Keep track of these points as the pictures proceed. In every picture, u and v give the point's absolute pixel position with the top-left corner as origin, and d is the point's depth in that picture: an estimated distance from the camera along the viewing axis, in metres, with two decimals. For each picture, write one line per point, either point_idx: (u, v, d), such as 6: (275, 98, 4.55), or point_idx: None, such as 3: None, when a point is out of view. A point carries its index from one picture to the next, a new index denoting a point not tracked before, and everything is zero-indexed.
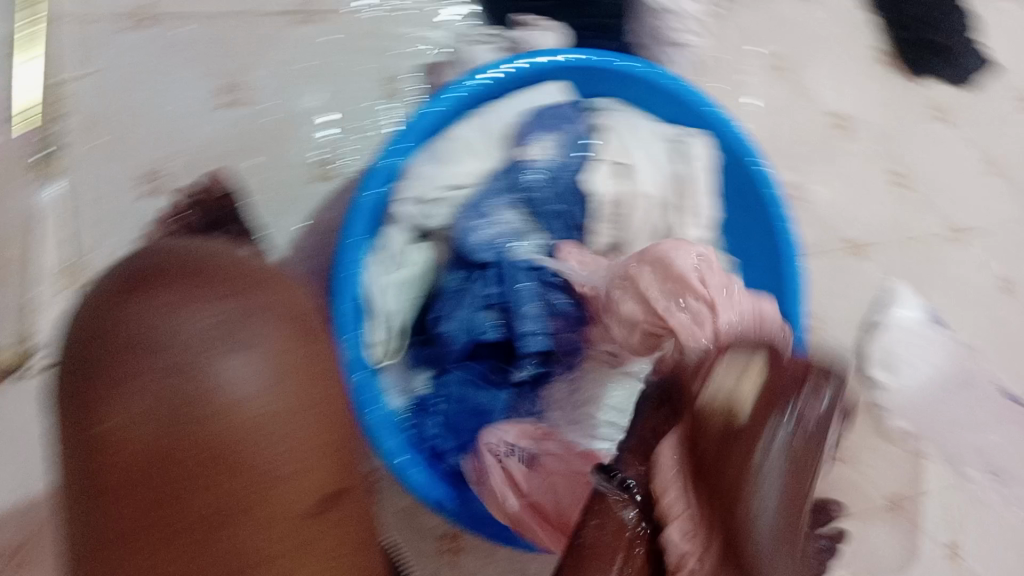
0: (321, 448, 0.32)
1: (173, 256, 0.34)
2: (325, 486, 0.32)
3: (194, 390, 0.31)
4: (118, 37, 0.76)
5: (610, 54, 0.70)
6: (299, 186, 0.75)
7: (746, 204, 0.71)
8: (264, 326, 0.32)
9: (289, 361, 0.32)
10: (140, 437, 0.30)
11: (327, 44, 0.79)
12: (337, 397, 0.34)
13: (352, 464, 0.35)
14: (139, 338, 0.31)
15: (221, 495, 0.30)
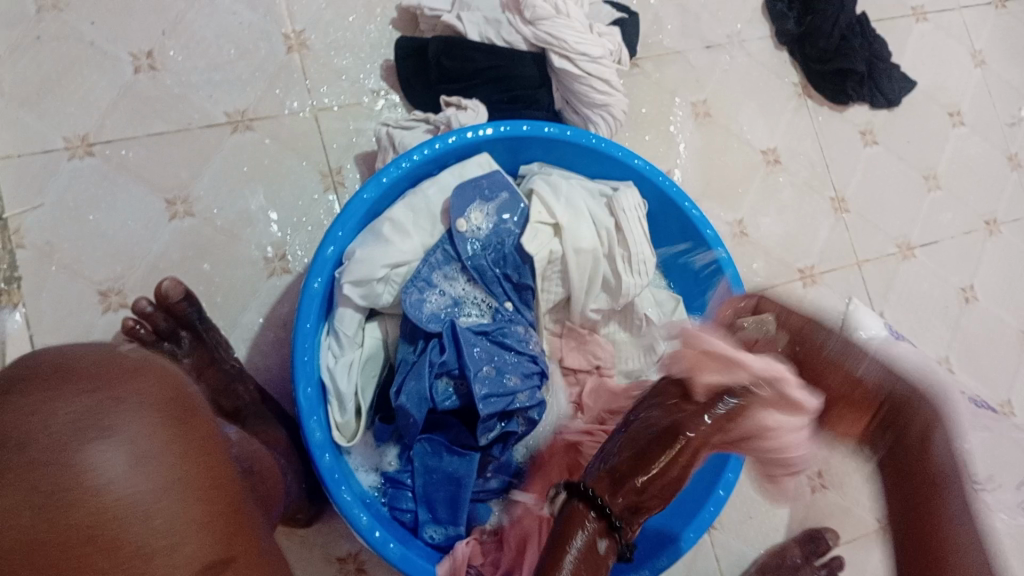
0: (198, 524, 0.39)
1: (38, 361, 0.40)
2: (207, 554, 0.39)
3: (65, 477, 0.36)
4: (54, 164, 0.76)
5: (537, 124, 0.75)
6: (256, 281, 0.79)
7: (683, 241, 0.81)
8: (133, 415, 0.39)
9: (154, 447, 0.39)
10: (13, 529, 0.35)
11: (266, 147, 0.81)
12: (215, 471, 0.42)
13: (238, 529, 0.42)
14: (2, 440, 0.36)
15: (105, 567, 0.36)
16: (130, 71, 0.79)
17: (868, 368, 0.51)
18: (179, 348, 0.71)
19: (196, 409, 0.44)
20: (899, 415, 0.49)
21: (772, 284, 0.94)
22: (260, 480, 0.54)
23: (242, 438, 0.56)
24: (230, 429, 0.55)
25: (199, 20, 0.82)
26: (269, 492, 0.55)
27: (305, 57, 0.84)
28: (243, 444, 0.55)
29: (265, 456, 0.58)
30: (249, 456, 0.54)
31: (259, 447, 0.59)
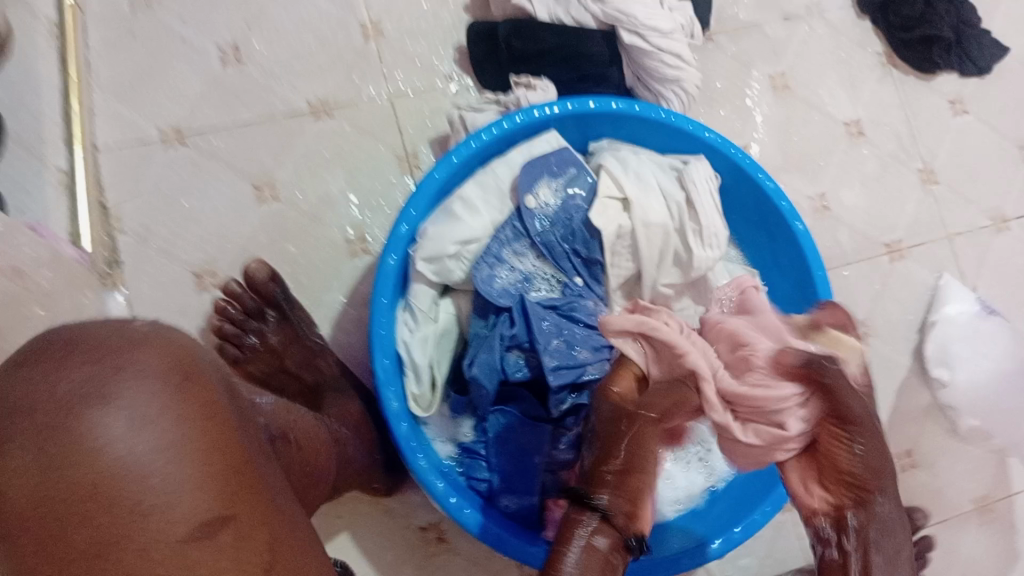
0: (241, 485, 0.39)
1: (53, 331, 0.39)
2: (247, 518, 0.38)
3: (70, 432, 0.35)
4: (149, 154, 0.81)
5: (607, 99, 0.76)
6: (338, 261, 0.82)
7: (762, 215, 0.80)
8: (128, 375, 0.37)
9: (161, 410, 0.37)
10: (29, 479, 0.34)
11: (345, 132, 0.84)
12: (240, 447, 0.40)
13: (260, 481, 0.41)
14: (34, 392, 0.35)
15: (101, 526, 0.34)
16: (217, 64, 0.84)
17: (862, 466, 0.46)
18: (266, 325, 0.75)
19: (229, 380, 0.44)
20: (869, 527, 0.45)
21: (855, 259, 0.92)
22: (295, 449, 0.54)
23: (276, 407, 0.55)
24: (261, 398, 0.54)
25: (281, 12, 0.86)
26: (307, 460, 0.56)
27: (382, 45, 0.87)
28: (276, 410, 0.55)
29: (308, 426, 0.59)
30: (285, 424, 0.55)
31: (295, 418, 0.58)
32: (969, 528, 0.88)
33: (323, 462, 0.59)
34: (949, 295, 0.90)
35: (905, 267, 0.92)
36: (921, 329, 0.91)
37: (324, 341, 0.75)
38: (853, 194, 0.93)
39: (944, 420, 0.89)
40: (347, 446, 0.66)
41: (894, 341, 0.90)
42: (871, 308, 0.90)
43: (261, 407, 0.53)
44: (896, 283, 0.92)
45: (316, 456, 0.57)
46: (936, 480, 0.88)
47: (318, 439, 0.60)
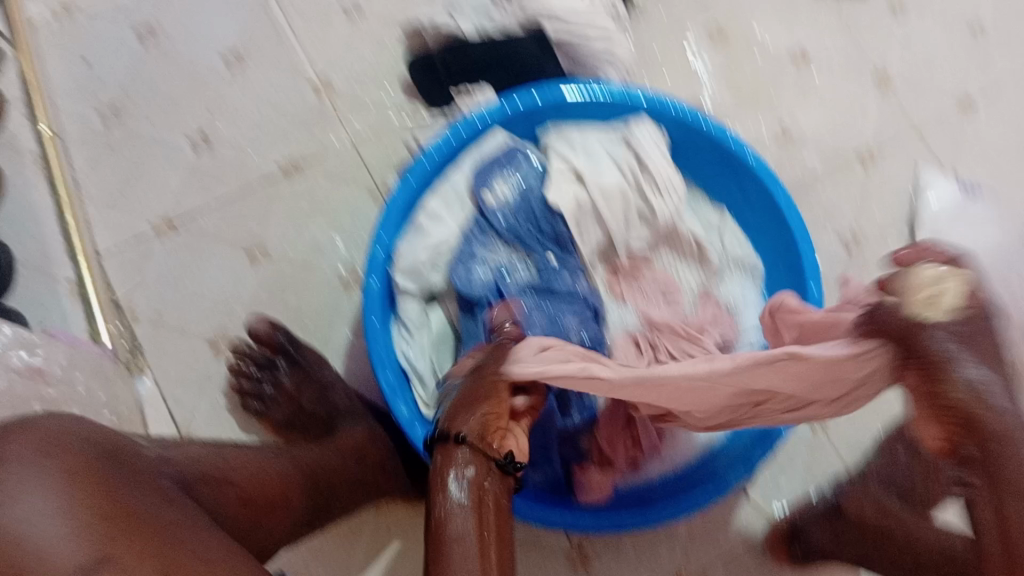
0: (131, 518, 0.41)
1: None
2: (140, 543, 0.40)
3: None
4: (145, 246, 0.88)
5: (543, 87, 0.79)
6: (337, 299, 0.87)
7: (710, 158, 0.83)
8: (11, 464, 0.40)
9: (38, 478, 0.40)
10: None
11: (316, 181, 0.90)
12: (134, 492, 0.43)
13: (145, 520, 0.42)
14: None
15: None
16: (190, 151, 0.90)
17: (965, 392, 0.36)
18: (279, 373, 0.80)
19: (133, 442, 0.48)
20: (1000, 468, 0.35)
21: (829, 174, 0.93)
22: (231, 486, 0.53)
23: (205, 455, 0.55)
24: (188, 449, 0.55)
25: (236, 91, 0.92)
26: (251, 496, 0.55)
27: (333, 95, 0.92)
28: (204, 455, 0.54)
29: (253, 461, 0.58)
30: (220, 467, 0.54)
31: (230, 462, 0.56)
32: None
33: (281, 490, 0.57)
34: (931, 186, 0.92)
35: (879, 169, 0.94)
36: (911, 223, 0.92)
37: (335, 375, 0.80)
38: (812, 114, 0.95)
39: None
40: (325, 475, 0.64)
41: (885, 243, 0.91)
42: (854, 217, 0.92)
43: (182, 458, 0.52)
44: (874, 187, 0.93)
45: (265, 487, 0.56)
46: None
47: (272, 470, 0.58)
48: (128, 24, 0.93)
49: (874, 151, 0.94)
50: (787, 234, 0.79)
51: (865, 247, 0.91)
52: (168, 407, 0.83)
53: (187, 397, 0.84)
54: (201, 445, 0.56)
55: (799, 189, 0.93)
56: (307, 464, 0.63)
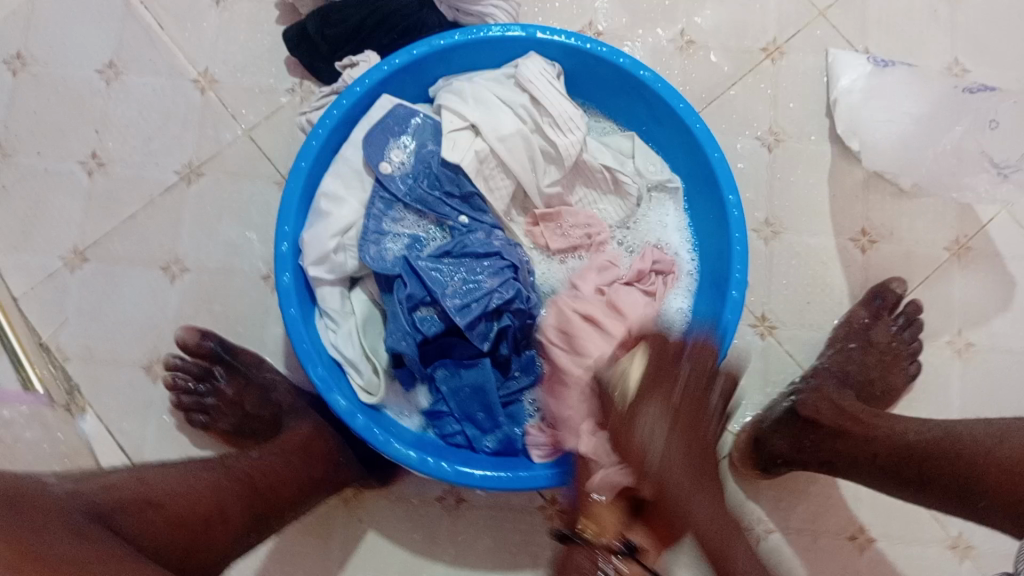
0: None
1: None
2: None
3: None
4: (60, 283, 0.86)
5: (424, 39, 0.76)
6: (264, 299, 0.86)
7: (607, 84, 0.81)
8: None
9: None
10: None
11: (219, 184, 0.87)
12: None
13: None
14: None
15: None
16: (85, 177, 0.88)
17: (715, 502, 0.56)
18: (218, 382, 0.81)
19: (35, 490, 0.49)
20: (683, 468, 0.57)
21: (739, 77, 0.90)
22: (159, 509, 0.56)
23: (125, 482, 0.57)
24: (106, 477, 0.57)
25: (121, 107, 0.89)
26: (180, 515, 0.57)
27: (219, 90, 0.89)
28: (127, 481, 0.57)
29: (177, 480, 0.60)
30: (139, 490, 0.57)
31: (149, 482, 0.58)
32: (953, 275, 0.87)
33: (210, 502, 0.60)
34: (842, 67, 0.89)
35: (788, 61, 0.91)
36: (828, 112, 0.90)
37: (274, 374, 0.81)
38: (714, 14, 0.92)
39: (884, 186, 0.88)
40: (257, 477, 0.65)
41: (805, 136, 0.89)
42: (772, 116, 0.90)
43: (101, 488, 0.55)
44: (787, 79, 0.90)
45: (192, 503, 0.59)
46: (903, 243, 0.87)
47: (194, 487, 0.60)
48: None
49: (781, 45, 0.91)
50: (696, 150, 0.77)
51: (787, 144, 0.89)
52: (116, 439, 0.84)
53: (132, 425, 0.84)
54: (125, 468, 0.59)
55: (710, 97, 0.90)
56: (236, 471, 0.64)
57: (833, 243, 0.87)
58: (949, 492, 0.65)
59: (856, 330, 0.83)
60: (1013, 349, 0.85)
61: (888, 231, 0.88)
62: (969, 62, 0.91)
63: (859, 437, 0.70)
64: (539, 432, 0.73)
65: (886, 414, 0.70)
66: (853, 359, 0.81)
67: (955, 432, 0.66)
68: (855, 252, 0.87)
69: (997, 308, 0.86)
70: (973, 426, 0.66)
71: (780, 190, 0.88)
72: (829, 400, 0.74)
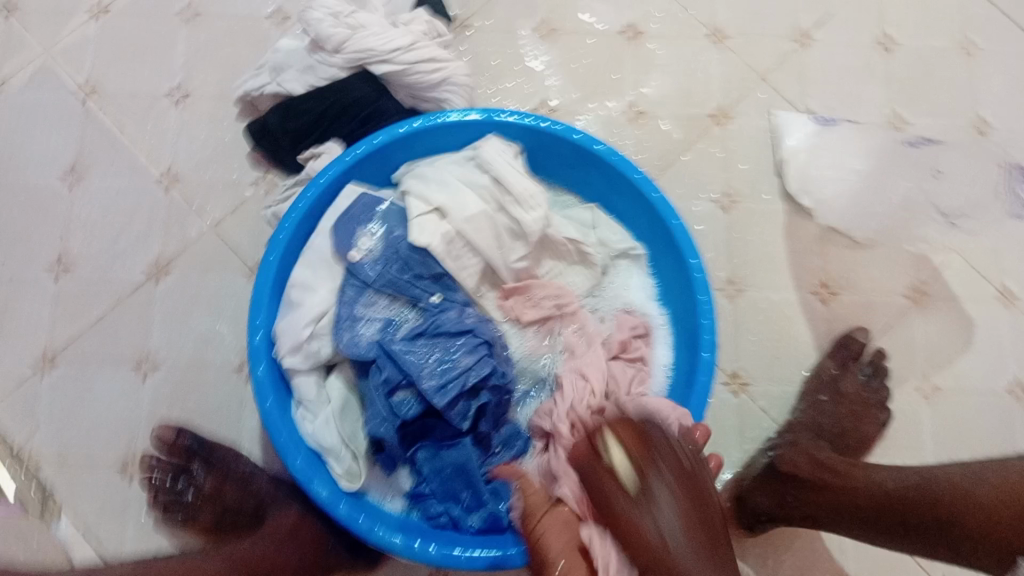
0: None
1: None
2: None
3: None
4: (30, 389, 0.85)
5: (384, 130, 0.79)
6: (237, 389, 0.85)
7: (562, 160, 0.83)
8: None
9: None
10: None
11: (187, 279, 0.88)
12: None
13: None
14: None
15: None
16: (52, 282, 0.87)
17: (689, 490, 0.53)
18: (196, 478, 0.79)
19: None
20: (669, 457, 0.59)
21: (689, 142, 0.93)
22: None
23: None
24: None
25: (85, 211, 0.89)
26: None
27: (182, 188, 0.90)
28: None
29: (181, 573, 0.66)
30: None
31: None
32: (913, 322, 0.90)
33: None
34: (787, 126, 0.94)
35: (736, 124, 0.94)
36: (779, 168, 0.93)
37: (252, 466, 0.80)
38: (659, 83, 0.95)
39: (836, 240, 0.91)
40: (255, 563, 0.70)
41: (758, 194, 0.92)
42: (727, 178, 0.93)
43: None
44: (737, 140, 0.94)
45: None
46: (859, 290, 0.90)
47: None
48: None
49: (726, 109, 0.94)
50: (658, 220, 0.80)
51: (742, 203, 0.92)
52: (91, 544, 0.80)
53: (107, 530, 0.81)
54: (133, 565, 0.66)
55: (665, 163, 0.93)
56: (233, 557, 0.70)
57: (794, 295, 0.90)
58: (931, 535, 0.68)
59: (825, 382, 0.86)
60: (979, 389, 0.88)
61: (845, 282, 0.90)
62: (906, 113, 0.95)
63: (838, 490, 0.74)
64: None
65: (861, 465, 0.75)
66: (825, 411, 0.84)
67: (935, 476, 0.69)
68: (817, 304, 0.90)
69: (960, 350, 0.89)
70: (954, 469, 0.69)
71: (741, 249, 0.91)
72: (804, 455, 0.78)
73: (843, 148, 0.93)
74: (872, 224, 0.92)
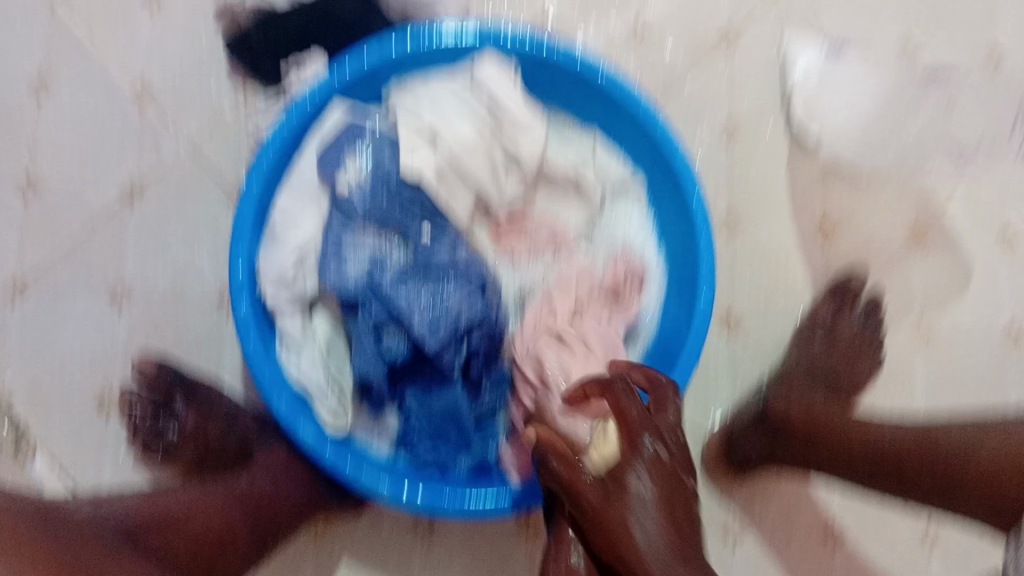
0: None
1: None
2: None
3: None
4: (2, 318, 0.82)
5: (373, 47, 0.74)
6: (219, 320, 0.83)
7: (562, 84, 0.79)
8: None
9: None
10: None
11: (163, 204, 0.83)
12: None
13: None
14: None
15: None
16: (20, 205, 0.83)
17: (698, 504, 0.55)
18: (177, 411, 0.78)
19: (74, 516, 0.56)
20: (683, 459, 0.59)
21: (692, 67, 0.89)
22: (175, 527, 0.62)
23: (142, 505, 0.63)
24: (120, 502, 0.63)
25: (51, 128, 0.84)
26: (197, 533, 0.63)
27: (155, 105, 0.85)
28: (140, 505, 0.62)
29: (192, 500, 0.65)
30: (159, 510, 0.63)
31: (163, 504, 0.64)
32: (913, 262, 0.88)
33: (221, 522, 0.65)
34: (797, 51, 0.88)
35: (742, 48, 0.89)
36: (785, 98, 0.88)
37: (235, 406, 0.79)
38: (664, 0, 0.89)
39: (840, 175, 0.88)
40: (261, 493, 0.70)
41: (762, 125, 0.88)
42: (731, 107, 0.89)
43: (125, 508, 0.62)
44: (742, 65, 0.89)
45: (204, 522, 0.64)
46: (860, 229, 0.88)
47: (207, 504, 0.66)
48: None
49: (734, 31, 0.89)
50: (659, 155, 0.76)
51: (745, 135, 0.88)
52: (72, 476, 0.80)
53: (89, 462, 0.81)
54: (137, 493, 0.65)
55: (667, 90, 0.88)
56: (239, 488, 0.69)
57: (794, 233, 0.87)
58: (930, 495, 0.64)
59: (820, 327, 0.85)
60: (972, 332, 0.87)
61: (847, 220, 0.88)
62: (922, 39, 0.90)
63: (831, 444, 0.72)
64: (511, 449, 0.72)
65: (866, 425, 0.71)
66: (820, 356, 0.84)
67: (931, 436, 0.65)
68: (816, 241, 0.88)
69: (956, 292, 0.88)
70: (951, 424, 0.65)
71: (742, 183, 0.88)
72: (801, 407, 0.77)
73: (855, 76, 0.88)
74: (880, 160, 0.88)
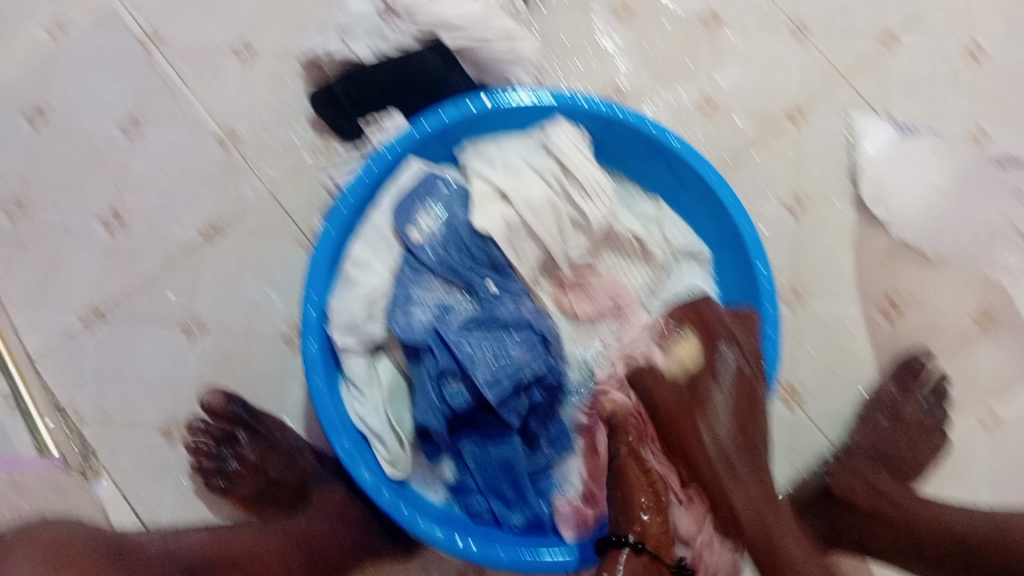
0: None
1: None
2: None
3: None
4: (78, 343, 0.85)
5: (454, 104, 0.75)
6: (285, 359, 0.85)
7: (631, 151, 0.80)
8: None
9: None
10: None
11: (241, 244, 0.87)
12: None
13: None
14: None
15: None
16: (105, 235, 0.87)
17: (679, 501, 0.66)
18: (241, 446, 0.80)
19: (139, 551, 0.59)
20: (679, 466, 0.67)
21: (760, 139, 0.90)
22: (236, 569, 0.64)
23: (207, 545, 0.65)
24: (187, 538, 0.65)
25: (140, 164, 0.88)
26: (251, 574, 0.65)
27: (241, 148, 0.88)
28: (205, 544, 0.65)
29: (253, 541, 0.68)
30: (220, 552, 0.65)
31: (228, 544, 0.66)
32: (976, 344, 0.87)
33: (278, 563, 0.67)
34: (865, 132, 0.90)
35: (810, 125, 0.91)
36: (851, 176, 0.90)
37: (299, 440, 0.81)
38: (735, 73, 0.91)
39: (906, 253, 0.88)
40: (317, 541, 0.72)
41: (828, 200, 0.89)
42: (799, 180, 0.90)
43: (188, 545, 0.64)
44: (809, 141, 0.90)
45: (261, 564, 0.66)
46: (926, 309, 0.88)
47: (268, 546, 0.68)
48: (13, 107, 0.87)
49: (802, 108, 0.91)
50: (726, 222, 0.77)
51: (810, 209, 0.89)
52: (131, 505, 0.82)
53: (149, 491, 0.83)
54: (203, 530, 0.68)
55: (734, 161, 0.90)
56: (296, 532, 0.71)
57: (857, 309, 0.87)
58: (990, 574, 0.68)
59: (885, 407, 0.85)
60: None
61: (912, 300, 0.88)
62: (990, 126, 0.91)
63: (899, 524, 0.74)
64: (566, 507, 0.72)
65: (930, 504, 0.74)
66: (882, 434, 0.83)
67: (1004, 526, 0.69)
68: (881, 320, 0.87)
69: (1019, 378, 0.87)
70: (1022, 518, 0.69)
71: (807, 256, 0.88)
72: (860, 478, 0.78)
73: (920, 159, 0.89)
74: (944, 242, 0.89)
